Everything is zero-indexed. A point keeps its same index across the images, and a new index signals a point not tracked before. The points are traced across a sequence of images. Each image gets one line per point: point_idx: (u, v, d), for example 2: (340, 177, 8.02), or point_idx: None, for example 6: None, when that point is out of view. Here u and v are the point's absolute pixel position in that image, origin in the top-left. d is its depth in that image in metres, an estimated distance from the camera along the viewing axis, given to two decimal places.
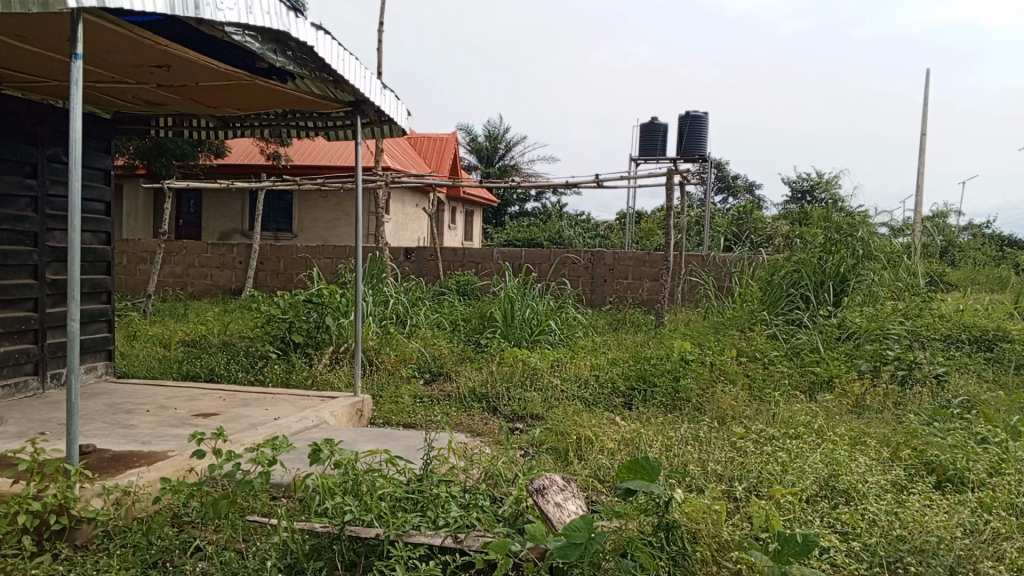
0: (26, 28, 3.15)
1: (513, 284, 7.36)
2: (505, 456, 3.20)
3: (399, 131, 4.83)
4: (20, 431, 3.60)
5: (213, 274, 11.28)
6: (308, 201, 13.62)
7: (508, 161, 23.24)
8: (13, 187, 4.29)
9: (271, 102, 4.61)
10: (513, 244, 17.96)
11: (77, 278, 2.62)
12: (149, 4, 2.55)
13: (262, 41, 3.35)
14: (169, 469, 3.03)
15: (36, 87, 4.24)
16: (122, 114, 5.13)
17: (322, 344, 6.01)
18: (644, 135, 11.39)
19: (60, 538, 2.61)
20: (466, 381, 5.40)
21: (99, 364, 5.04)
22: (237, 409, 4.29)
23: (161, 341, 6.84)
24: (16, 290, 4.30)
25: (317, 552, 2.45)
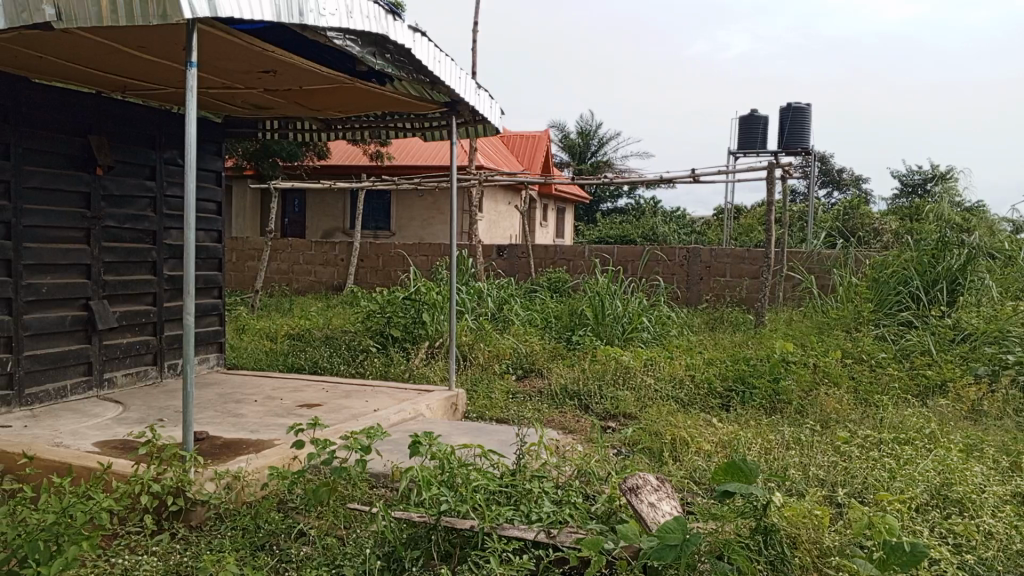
0: (147, 39, 3.34)
1: (606, 281, 7.31)
2: (599, 455, 3.19)
3: (494, 129, 4.88)
4: (141, 417, 3.85)
5: (316, 271, 11.71)
6: (404, 200, 13.94)
7: (602, 157, 23.08)
8: (134, 189, 4.58)
9: (370, 104, 4.74)
10: (606, 241, 17.84)
11: (191, 275, 2.76)
12: (257, 13, 2.69)
13: (362, 46, 3.45)
14: (276, 457, 3.17)
15: (156, 95, 4.51)
16: (233, 118, 5.39)
17: (418, 339, 6.15)
18: (742, 129, 11.09)
19: (176, 518, 2.77)
20: (558, 378, 5.40)
21: (211, 356, 5.33)
22: (338, 400, 4.45)
23: (268, 334, 7.16)
24: (138, 285, 4.60)
25: (415, 541, 2.54)
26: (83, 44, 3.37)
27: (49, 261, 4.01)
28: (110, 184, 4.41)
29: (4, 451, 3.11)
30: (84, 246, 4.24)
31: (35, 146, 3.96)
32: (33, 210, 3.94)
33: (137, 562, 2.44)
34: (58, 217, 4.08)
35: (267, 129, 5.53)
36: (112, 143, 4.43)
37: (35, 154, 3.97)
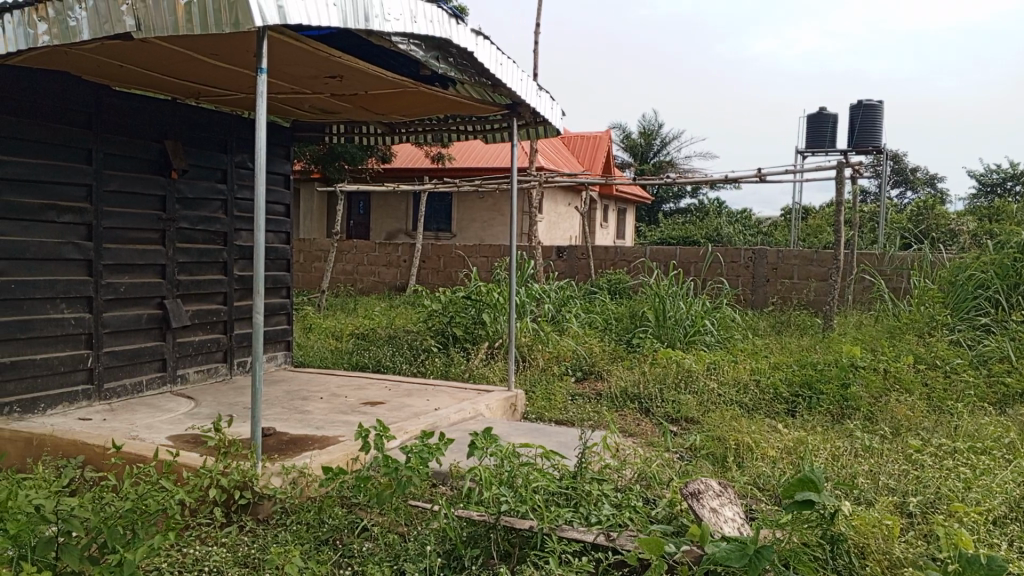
0: (220, 47, 3.46)
1: (668, 283, 7.23)
2: (660, 459, 3.15)
3: (555, 131, 4.88)
4: (212, 412, 3.98)
5: (380, 272, 11.91)
6: (466, 202, 14.05)
7: (664, 158, 22.83)
8: (207, 192, 4.74)
9: (433, 107, 4.79)
10: (667, 243, 17.63)
11: (260, 276, 2.84)
12: (325, 19, 2.76)
13: (426, 50, 3.50)
14: (340, 453, 3.24)
15: (228, 100, 4.66)
16: (300, 122, 5.54)
17: (478, 340, 6.19)
18: (810, 127, 10.82)
19: (244, 511, 2.86)
20: (618, 381, 5.37)
21: (279, 354, 5.48)
22: (400, 399, 4.52)
23: (333, 333, 7.31)
24: (210, 284, 4.76)
25: (475, 539, 2.58)
26: (160, 53, 3.51)
27: (127, 261, 4.19)
28: (183, 188, 4.57)
29: (85, 442, 3.26)
30: (159, 247, 4.41)
31: (114, 151, 4.14)
32: (113, 212, 4.12)
33: (207, 553, 2.52)
34: (136, 219, 4.25)
35: (333, 134, 5.65)
36: (186, 148, 4.60)
37: (115, 159, 4.14)
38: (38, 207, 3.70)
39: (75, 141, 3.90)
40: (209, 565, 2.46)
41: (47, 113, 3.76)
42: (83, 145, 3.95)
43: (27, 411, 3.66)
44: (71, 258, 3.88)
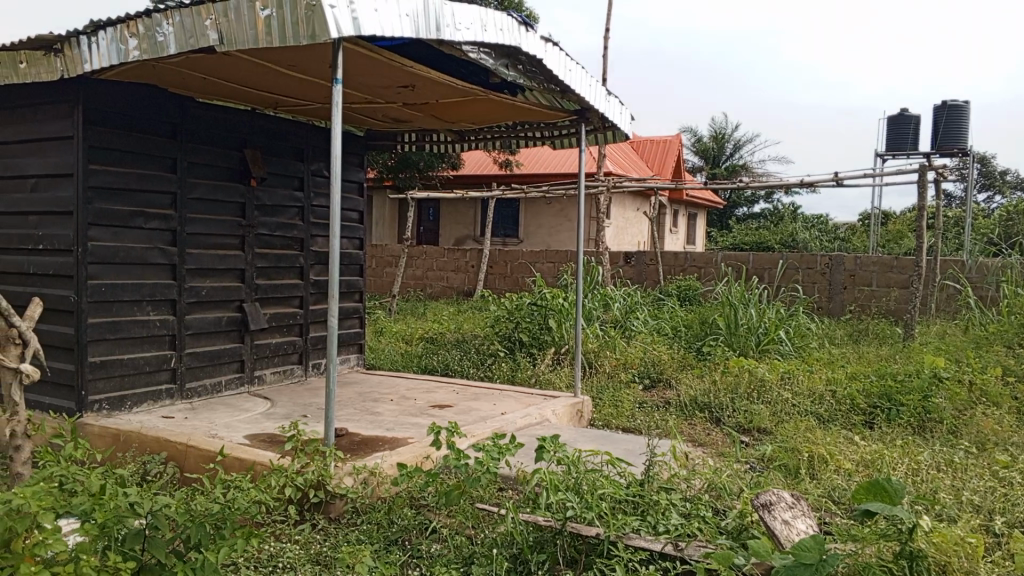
0: (298, 58, 3.57)
1: (739, 290, 7.10)
2: (730, 469, 3.10)
3: (624, 136, 4.86)
4: (287, 412, 4.11)
5: (449, 277, 12.06)
6: (533, 207, 14.10)
7: (736, 162, 22.40)
8: (284, 200, 4.90)
9: (503, 115, 4.84)
10: (740, 249, 17.28)
11: (335, 280, 2.92)
12: (398, 29, 2.83)
13: (496, 58, 3.54)
14: (409, 455, 3.30)
15: (304, 111, 4.80)
16: (373, 131, 5.67)
17: (545, 345, 6.20)
18: (891, 129, 10.45)
19: (318, 510, 2.93)
20: (687, 389, 5.30)
21: (352, 356, 5.61)
22: (468, 402, 4.56)
23: (404, 337, 7.44)
24: (286, 288, 4.91)
25: (541, 544, 2.57)
26: (241, 65, 3.65)
27: (208, 266, 4.36)
28: (262, 195, 4.74)
29: (169, 439, 3.41)
30: (239, 252, 4.58)
31: (198, 160, 4.32)
32: (196, 219, 4.30)
33: (282, 550, 2.61)
34: (217, 225, 4.43)
35: (405, 142, 5.77)
36: (264, 157, 4.76)
37: (198, 168, 4.32)
38: (127, 213, 3.90)
39: (161, 150, 4.09)
40: (284, 561, 2.54)
41: (136, 124, 3.95)
42: (168, 155, 4.14)
43: (115, 408, 3.85)
44: (157, 262, 4.06)
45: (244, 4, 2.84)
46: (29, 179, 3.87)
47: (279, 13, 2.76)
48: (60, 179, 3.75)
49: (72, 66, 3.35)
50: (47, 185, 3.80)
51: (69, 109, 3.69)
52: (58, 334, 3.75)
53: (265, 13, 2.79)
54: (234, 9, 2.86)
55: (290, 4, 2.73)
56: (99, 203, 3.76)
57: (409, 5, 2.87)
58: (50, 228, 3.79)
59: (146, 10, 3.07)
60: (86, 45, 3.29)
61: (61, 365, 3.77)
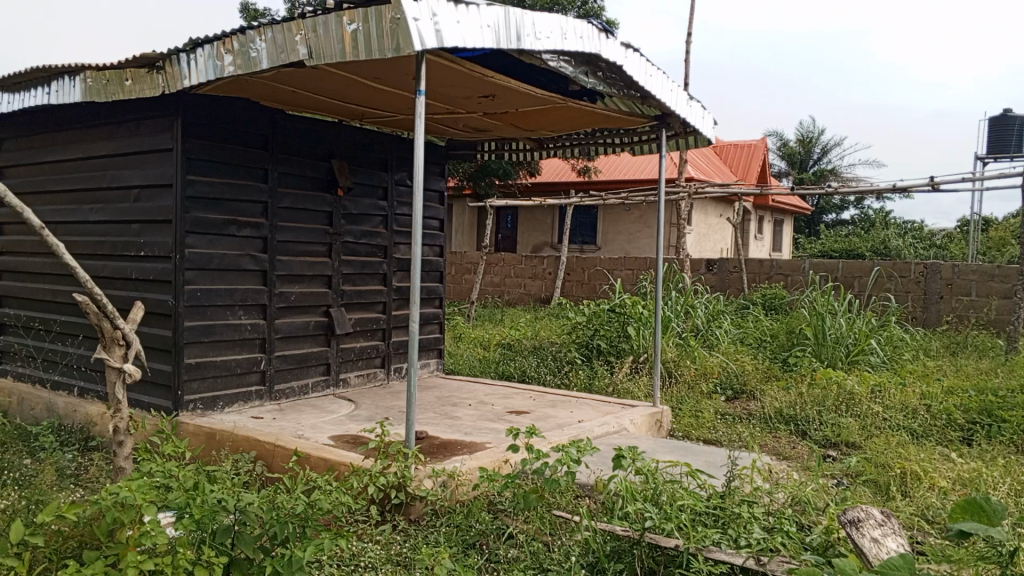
0: (383, 71, 3.68)
1: (827, 298, 6.87)
2: (815, 484, 3.00)
3: (706, 141, 4.79)
4: (369, 415, 4.22)
5: (526, 284, 12.11)
6: (612, 214, 14.02)
7: (824, 166, 21.71)
8: (369, 209, 5.04)
9: (582, 122, 4.85)
10: (829, 256, 16.72)
11: (416, 286, 2.99)
12: (479, 40, 2.90)
13: (575, 66, 3.58)
14: (488, 459, 3.33)
15: (389, 122, 4.93)
16: (454, 141, 5.77)
17: (623, 353, 6.14)
18: (993, 131, 9.96)
19: (398, 511, 2.99)
20: (771, 401, 5.15)
21: (432, 361, 5.70)
22: (545, 409, 4.58)
23: (482, 343, 7.51)
24: (370, 294, 5.05)
25: (619, 554, 2.57)
26: (329, 79, 3.78)
27: (297, 272, 4.52)
28: (348, 204, 4.88)
29: (258, 439, 3.54)
30: (326, 259, 4.73)
31: (288, 170, 4.49)
32: (285, 227, 4.46)
33: (363, 549, 2.68)
34: (306, 233, 4.59)
35: (485, 151, 5.85)
36: (350, 167, 4.91)
37: (288, 178, 4.50)
38: (222, 222, 4.08)
39: (254, 161, 4.27)
40: (366, 561, 2.61)
41: (231, 136, 4.14)
42: (260, 165, 4.32)
43: (209, 407, 4.03)
44: (249, 268, 4.24)
45: (333, 20, 2.94)
46: (133, 189, 4.10)
47: (364, 27, 2.85)
48: (160, 190, 3.96)
49: (172, 82, 3.55)
50: (148, 195, 4.02)
51: (170, 122, 3.90)
52: (157, 336, 3.96)
53: (352, 28, 2.89)
54: (323, 24, 2.97)
55: (376, 19, 2.81)
56: (196, 212, 3.95)
57: (490, 16, 2.93)
58: (151, 236, 4.01)
59: (240, 28, 3.22)
60: (185, 62, 3.47)
61: (159, 365, 3.98)
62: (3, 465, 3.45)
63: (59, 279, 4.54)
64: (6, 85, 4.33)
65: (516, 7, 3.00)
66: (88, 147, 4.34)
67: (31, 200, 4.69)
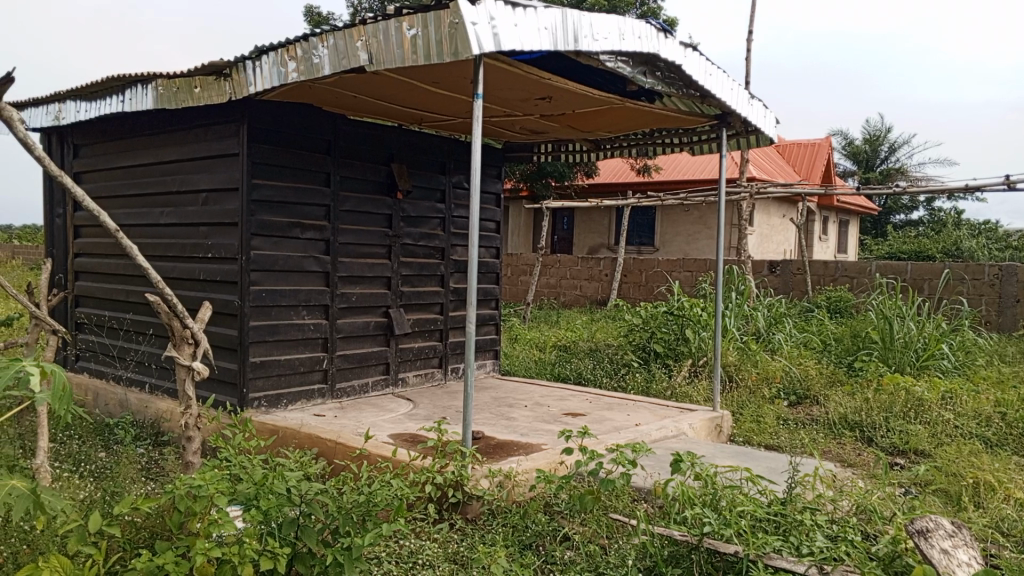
0: (442, 75, 3.72)
1: (895, 301, 6.66)
2: (882, 492, 2.91)
3: (768, 140, 4.71)
4: (427, 414, 4.27)
5: (582, 285, 12.08)
6: (670, 216, 13.86)
7: (892, 165, 21.06)
8: (427, 211, 5.10)
9: (640, 122, 4.82)
10: (897, 258, 16.22)
11: (473, 288, 3.01)
12: (537, 43, 2.91)
13: (633, 66, 3.57)
14: (544, 460, 3.33)
15: (447, 126, 4.97)
16: (511, 144, 5.79)
17: (681, 356, 6.07)
18: None
19: (455, 510, 3.01)
20: (836, 406, 5.03)
21: (488, 362, 5.74)
22: (602, 412, 4.55)
23: (538, 345, 7.51)
24: (428, 295, 5.11)
25: (676, 559, 2.54)
26: (389, 84, 3.85)
27: (358, 273, 4.61)
28: (407, 207, 4.95)
29: (320, 436, 3.62)
30: (386, 261, 4.81)
31: (349, 174, 4.57)
32: (347, 229, 4.55)
33: (421, 547, 2.71)
34: (366, 235, 4.67)
35: (541, 153, 5.85)
36: (409, 170, 4.98)
37: (349, 181, 4.58)
38: (286, 224, 4.18)
39: (316, 165, 4.37)
40: (424, 558, 2.64)
41: (295, 141, 4.25)
42: (323, 169, 4.42)
43: (273, 405, 4.14)
44: (311, 270, 4.34)
45: (393, 26, 2.99)
46: (201, 193, 4.24)
47: (424, 32, 2.89)
48: (227, 193, 4.09)
49: (238, 89, 3.66)
50: (215, 199, 4.16)
51: (236, 128, 4.02)
52: (224, 335, 4.09)
53: (411, 33, 2.93)
54: (384, 30, 3.02)
55: (435, 24, 2.84)
56: (261, 214, 4.06)
57: (548, 19, 2.94)
58: (218, 238, 4.14)
59: (304, 35, 3.30)
60: (251, 69, 3.58)
61: (226, 364, 4.10)
62: (80, 457, 3.61)
63: (131, 280, 4.73)
64: (84, 94, 4.53)
65: (574, 8, 3.00)
66: (159, 152, 4.50)
67: (105, 203, 4.89)
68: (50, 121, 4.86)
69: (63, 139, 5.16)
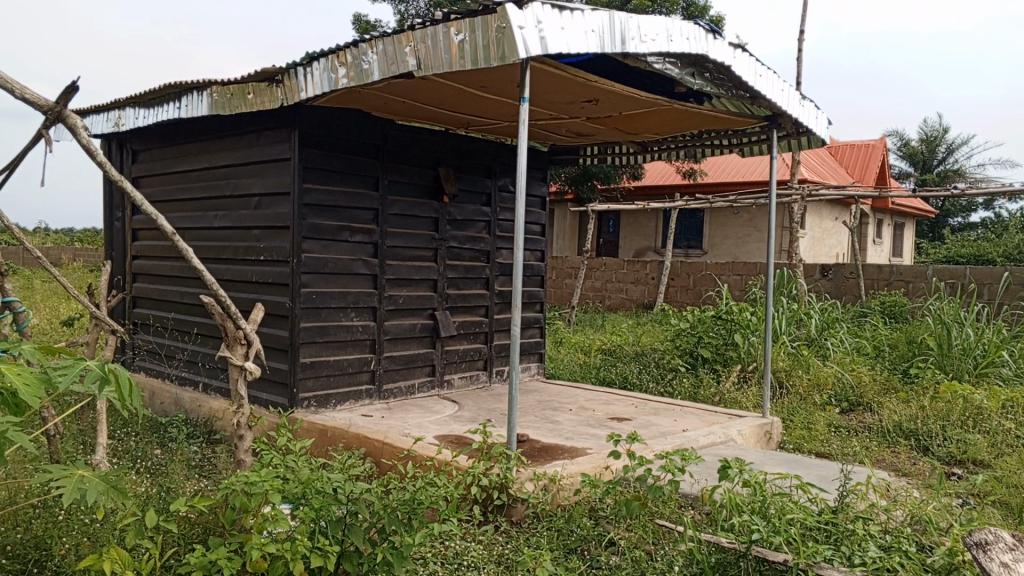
0: (489, 80, 3.74)
1: (953, 306, 6.47)
2: (938, 502, 2.83)
3: (820, 142, 4.63)
4: (472, 416, 4.29)
5: (628, 289, 12.00)
6: (719, 218, 13.68)
7: (950, 166, 20.49)
8: (473, 214, 5.14)
9: (689, 124, 4.78)
10: (956, 263, 15.76)
11: (518, 291, 3.01)
12: (584, 45, 2.91)
13: (681, 67, 3.55)
14: (589, 465, 3.31)
15: (493, 129, 5.00)
16: (557, 147, 5.79)
17: (729, 361, 6.00)
18: None
19: (500, 512, 3.04)
20: (890, 414, 4.90)
21: (532, 365, 5.74)
22: (648, 417, 4.52)
23: (583, 349, 7.49)
24: (473, 298, 5.14)
25: (724, 566, 2.51)
26: (437, 89, 3.89)
27: (405, 276, 4.66)
28: (454, 210, 5.00)
29: (367, 436, 3.67)
30: (432, 263, 4.85)
31: (397, 178, 4.63)
32: (395, 233, 4.61)
33: (466, 548, 2.72)
34: (413, 238, 4.72)
35: (587, 156, 5.83)
36: (456, 174, 5.02)
37: (397, 185, 4.64)
38: (336, 228, 4.26)
39: (366, 170, 4.44)
40: (469, 559, 2.66)
41: (345, 146, 4.32)
42: (372, 173, 4.48)
43: (322, 405, 4.21)
44: (360, 273, 4.40)
45: (441, 31, 3.02)
46: (254, 197, 4.35)
47: (471, 37, 2.91)
48: (279, 197, 4.18)
49: (291, 95, 3.73)
50: (268, 202, 4.25)
51: (288, 133, 4.10)
52: (275, 336, 4.17)
53: (459, 38, 2.96)
54: (432, 35, 3.06)
55: (483, 28, 2.87)
56: (312, 218, 4.13)
57: (595, 21, 2.93)
58: (270, 241, 4.23)
59: (354, 41, 3.36)
60: (302, 75, 3.65)
61: (277, 364, 4.19)
62: (137, 454, 3.72)
63: (187, 281, 4.86)
64: (142, 101, 4.67)
65: (621, 10, 2.99)
66: (214, 157, 4.62)
67: (162, 207, 5.03)
68: (110, 127, 5.03)
69: (123, 145, 5.33)
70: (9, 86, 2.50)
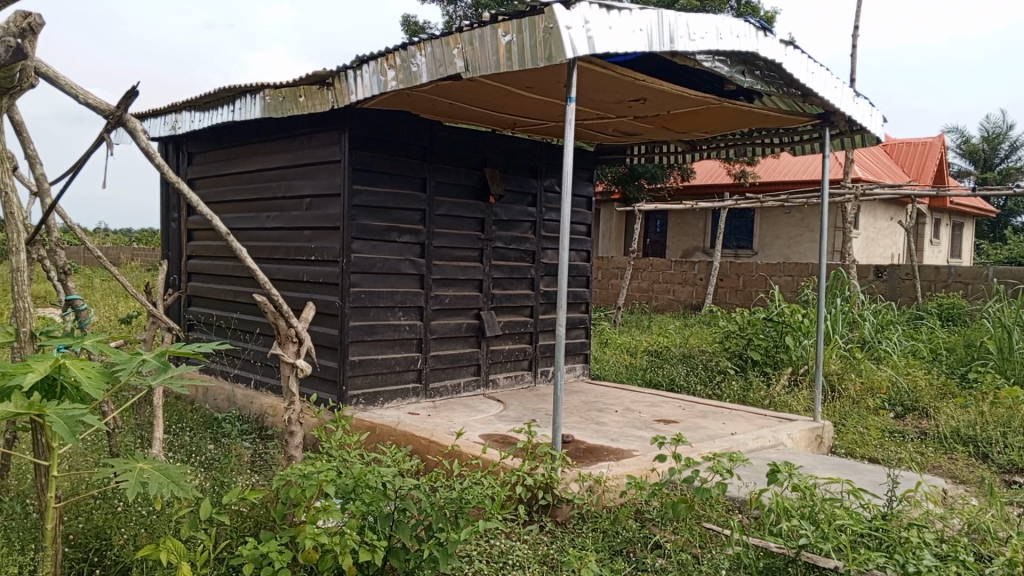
0: (536, 80, 3.75)
1: (1014, 309, 6.25)
2: (997, 511, 2.74)
3: (874, 139, 4.52)
4: (517, 416, 4.31)
5: (675, 290, 11.91)
6: (770, 218, 13.45)
7: (1012, 164, 19.80)
8: (519, 215, 5.16)
9: (738, 123, 4.72)
10: (1019, 263, 15.21)
11: (564, 290, 3.01)
12: (633, 45, 2.90)
13: (731, 65, 3.51)
14: (635, 466, 3.30)
15: (540, 130, 5.00)
16: (603, 147, 5.77)
17: (780, 364, 5.89)
18: None
19: (545, 512, 3.04)
20: (947, 420, 4.76)
21: (578, 366, 5.73)
22: (695, 420, 4.47)
23: (630, 350, 7.44)
24: (519, 298, 5.16)
25: (772, 571, 2.48)
26: (484, 90, 3.91)
27: (451, 276, 4.70)
28: (500, 211, 5.02)
29: (414, 434, 3.71)
30: (478, 263, 4.88)
31: (444, 179, 4.67)
32: (442, 233, 4.65)
33: (511, 547, 2.73)
34: (460, 239, 4.76)
35: (634, 155, 5.79)
36: (502, 175, 5.04)
37: (444, 186, 4.68)
38: (383, 228, 4.31)
39: (413, 171, 4.48)
40: (513, 558, 2.67)
41: (393, 148, 4.37)
42: (419, 175, 4.53)
43: (370, 403, 4.27)
44: (408, 273, 4.45)
45: (488, 33, 3.04)
46: (305, 198, 4.43)
47: (519, 38, 2.92)
48: (330, 198, 4.25)
49: (341, 98, 3.80)
50: (319, 203, 4.33)
51: (338, 135, 4.17)
52: (326, 335, 4.24)
53: (506, 39, 2.97)
54: (479, 37, 3.08)
55: (530, 29, 2.88)
56: (361, 219, 4.20)
57: (643, 20, 2.92)
58: (321, 241, 4.31)
59: (403, 44, 3.40)
60: (352, 78, 3.71)
61: (328, 362, 4.26)
62: (192, 448, 3.83)
63: (240, 280, 4.98)
64: (198, 105, 4.80)
65: (670, 9, 2.97)
66: (267, 159, 4.73)
67: (217, 208, 5.16)
68: (167, 130, 5.18)
69: (179, 147, 5.48)
70: (74, 92, 2.60)
